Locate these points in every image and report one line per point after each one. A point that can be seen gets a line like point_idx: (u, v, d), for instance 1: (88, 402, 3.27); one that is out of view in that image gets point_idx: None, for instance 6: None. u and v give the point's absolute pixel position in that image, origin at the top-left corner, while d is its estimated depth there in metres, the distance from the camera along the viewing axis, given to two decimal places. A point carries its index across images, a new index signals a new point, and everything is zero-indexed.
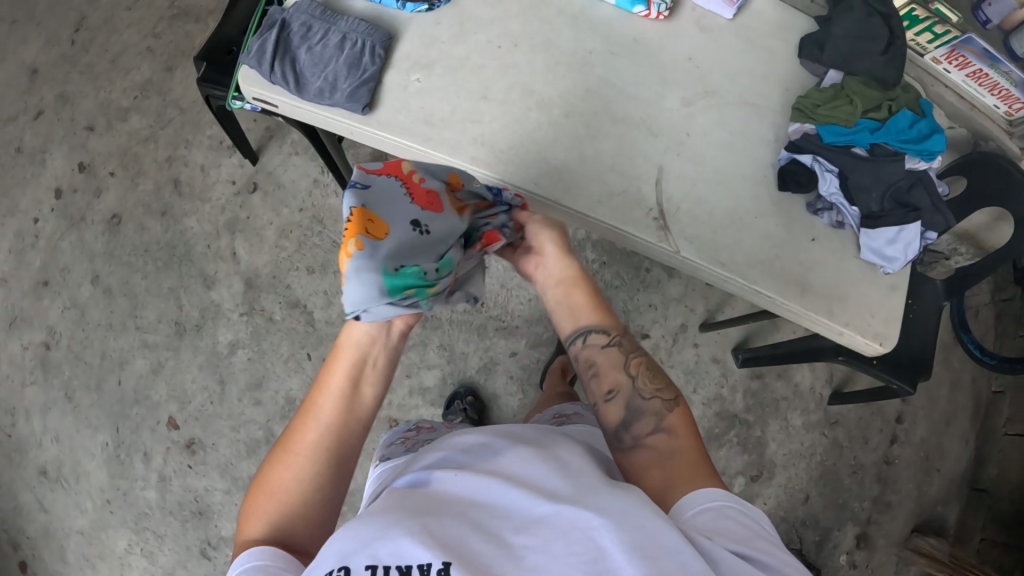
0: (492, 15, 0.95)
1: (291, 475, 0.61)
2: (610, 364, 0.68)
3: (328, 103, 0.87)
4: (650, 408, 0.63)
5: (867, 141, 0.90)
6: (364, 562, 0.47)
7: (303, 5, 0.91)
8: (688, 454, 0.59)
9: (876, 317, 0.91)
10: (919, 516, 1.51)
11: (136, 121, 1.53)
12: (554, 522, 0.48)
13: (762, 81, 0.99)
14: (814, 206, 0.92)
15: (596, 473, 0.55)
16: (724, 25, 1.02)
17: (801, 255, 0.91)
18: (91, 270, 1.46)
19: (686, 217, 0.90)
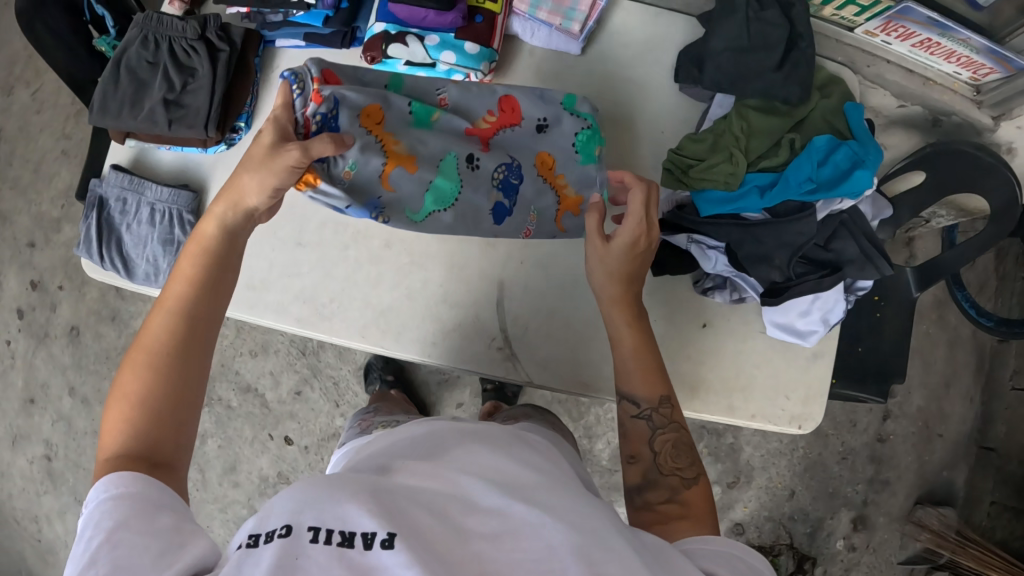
0: None
1: (135, 378, 0.53)
2: (636, 436, 0.68)
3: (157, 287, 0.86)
4: (654, 485, 0.65)
5: (757, 206, 0.75)
6: (306, 524, 0.42)
7: (112, 177, 0.88)
8: (701, 523, 0.60)
9: (790, 399, 0.82)
10: (922, 487, 1.44)
11: (70, 230, 1.58)
12: (507, 513, 0.46)
13: (626, 129, 0.85)
14: (703, 285, 0.83)
15: (549, 471, 0.53)
16: (574, 63, 0.85)
17: (690, 346, 0.82)
18: (67, 382, 1.54)
19: (535, 337, 0.78)
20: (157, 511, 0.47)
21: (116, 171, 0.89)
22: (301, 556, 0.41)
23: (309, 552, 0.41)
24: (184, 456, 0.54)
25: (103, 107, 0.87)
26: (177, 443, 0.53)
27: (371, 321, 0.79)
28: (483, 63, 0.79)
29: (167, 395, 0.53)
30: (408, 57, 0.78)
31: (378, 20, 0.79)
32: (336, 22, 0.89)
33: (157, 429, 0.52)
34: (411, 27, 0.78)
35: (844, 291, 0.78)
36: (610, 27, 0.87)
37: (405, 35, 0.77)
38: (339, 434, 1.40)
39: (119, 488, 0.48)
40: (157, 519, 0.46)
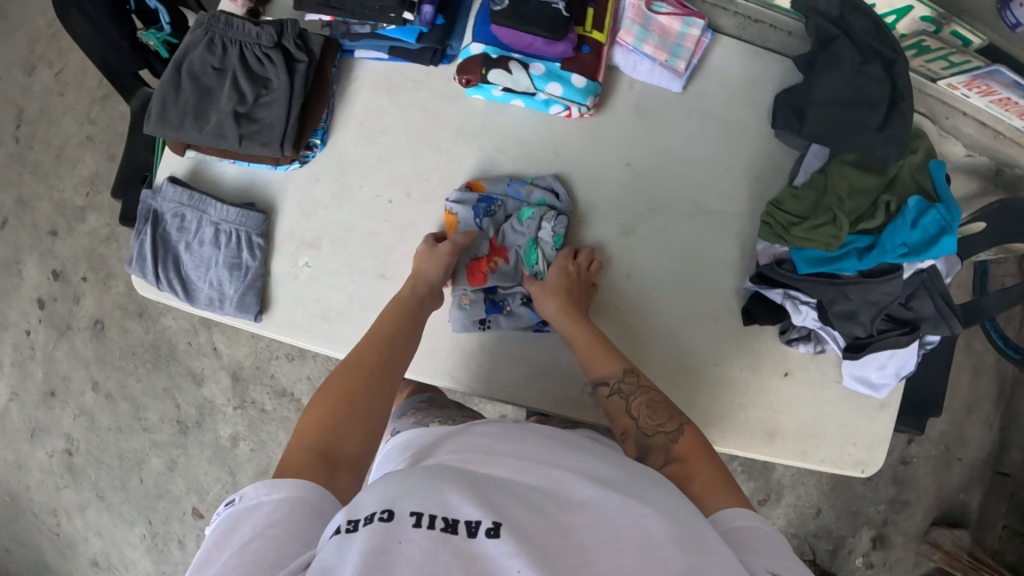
0: (377, 156, 0.84)
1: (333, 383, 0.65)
2: (616, 412, 0.69)
3: (219, 313, 0.83)
4: (652, 451, 0.65)
5: (855, 267, 0.78)
6: (409, 510, 0.45)
7: (168, 191, 0.85)
8: (709, 476, 0.60)
9: (858, 445, 0.87)
10: (938, 507, 1.49)
11: (94, 220, 1.53)
12: (598, 507, 0.49)
13: (723, 175, 0.84)
14: (789, 336, 0.86)
15: (632, 467, 0.57)
16: (672, 101, 0.83)
17: (767, 393, 0.86)
18: (89, 377, 1.50)
19: None
20: (315, 517, 0.51)
21: (173, 184, 0.86)
22: (404, 538, 0.43)
23: (411, 533, 0.44)
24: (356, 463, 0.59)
25: (163, 117, 0.83)
26: (353, 455, 0.59)
27: (459, 362, 0.79)
28: (589, 97, 0.75)
29: (349, 412, 0.62)
30: (507, 84, 0.74)
31: (477, 42, 0.76)
32: (429, 37, 0.81)
33: (341, 436, 0.60)
34: (514, 52, 0.75)
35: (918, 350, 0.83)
36: (711, 64, 0.86)
37: (508, 60, 0.74)
38: None
39: (271, 493, 0.52)
40: (303, 528, 0.49)
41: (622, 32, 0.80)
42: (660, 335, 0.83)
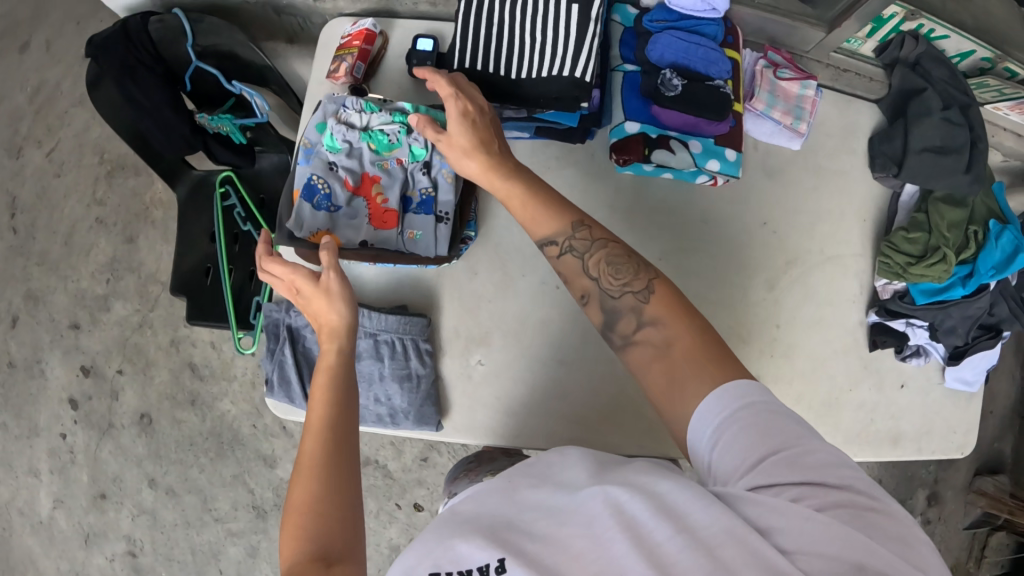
0: (529, 242, 0.83)
1: (305, 484, 0.64)
2: (573, 273, 0.69)
3: (395, 428, 0.82)
4: (619, 313, 0.65)
5: (960, 293, 0.92)
6: (426, 574, 0.52)
7: (306, 308, 0.88)
8: (685, 340, 0.60)
9: (957, 432, 0.97)
10: (980, 458, 1.61)
11: (121, 308, 1.43)
12: (587, 505, 0.52)
13: (840, 221, 0.90)
14: (904, 354, 0.94)
15: (603, 459, 0.60)
16: (792, 157, 0.88)
17: (890, 406, 0.94)
18: (144, 474, 1.42)
19: None
20: None
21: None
22: None
23: None
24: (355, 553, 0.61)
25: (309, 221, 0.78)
26: (348, 543, 0.62)
27: (652, 435, 0.80)
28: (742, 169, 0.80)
29: (328, 496, 0.63)
30: (667, 163, 0.78)
31: (631, 120, 0.78)
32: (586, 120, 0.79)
33: (327, 530, 0.61)
34: (672, 129, 0.78)
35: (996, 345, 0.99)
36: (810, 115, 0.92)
37: (668, 139, 0.78)
38: None
39: None
40: None
41: (754, 99, 0.85)
42: (807, 373, 0.88)
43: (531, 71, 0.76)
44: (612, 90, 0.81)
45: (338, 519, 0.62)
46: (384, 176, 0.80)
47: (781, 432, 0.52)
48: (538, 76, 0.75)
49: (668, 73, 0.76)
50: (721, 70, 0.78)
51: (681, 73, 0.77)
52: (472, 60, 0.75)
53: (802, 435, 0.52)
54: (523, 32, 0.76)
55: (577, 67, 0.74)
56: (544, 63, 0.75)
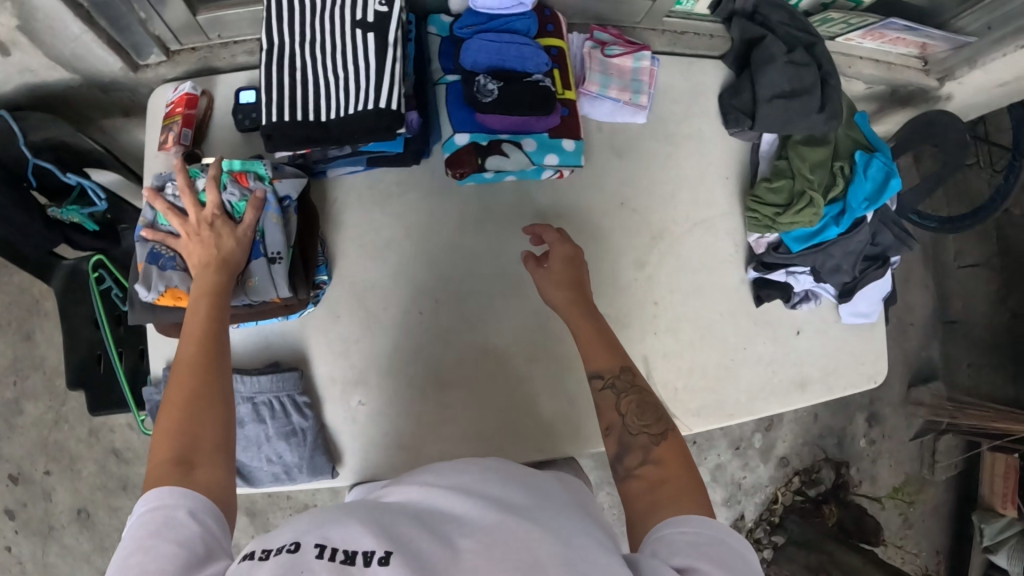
0: (390, 273, 0.82)
1: (179, 385, 0.62)
2: (604, 405, 0.71)
3: (293, 483, 0.81)
4: (630, 449, 0.67)
5: (835, 233, 0.90)
6: (313, 542, 0.48)
7: None
8: (677, 482, 0.63)
9: (865, 364, 0.97)
10: (911, 370, 1.69)
11: (34, 408, 1.39)
12: (496, 526, 0.50)
13: (701, 185, 0.90)
14: (792, 301, 0.93)
15: (532, 486, 0.58)
16: (639, 131, 0.87)
17: (792, 354, 0.94)
18: (96, 567, 1.40)
19: (686, 394, 0.87)
20: (176, 530, 0.53)
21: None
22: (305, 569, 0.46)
23: (313, 565, 0.46)
24: (221, 465, 0.60)
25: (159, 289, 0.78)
26: (213, 446, 0.60)
27: (544, 438, 0.81)
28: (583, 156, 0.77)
29: (200, 411, 0.61)
30: (503, 165, 0.75)
31: (460, 132, 0.75)
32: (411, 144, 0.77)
33: (195, 436, 0.60)
34: (502, 133, 0.75)
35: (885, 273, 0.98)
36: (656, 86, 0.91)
37: (500, 144, 0.75)
38: None
39: (161, 502, 0.55)
40: (171, 519, 0.54)
41: (586, 82, 0.82)
42: (697, 340, 0.88)
43: (337, 111, 0.71)
44: (439, 103, 0.78)
45: (219, 424, 0.62)
46: None
47: (727, 556, 0.54)
48: (344, 115, 0.71)
49: (481, 79, 0.71)
50: (538, 64, 0.74)
51: (498, 74, 0.72)
52: (276, 112, 0.71)
53: (741, 567, 0.54)
54: (324, 71, 0.72)
55: (379, 97, 0.69)
56: (348, 101, 0.71)
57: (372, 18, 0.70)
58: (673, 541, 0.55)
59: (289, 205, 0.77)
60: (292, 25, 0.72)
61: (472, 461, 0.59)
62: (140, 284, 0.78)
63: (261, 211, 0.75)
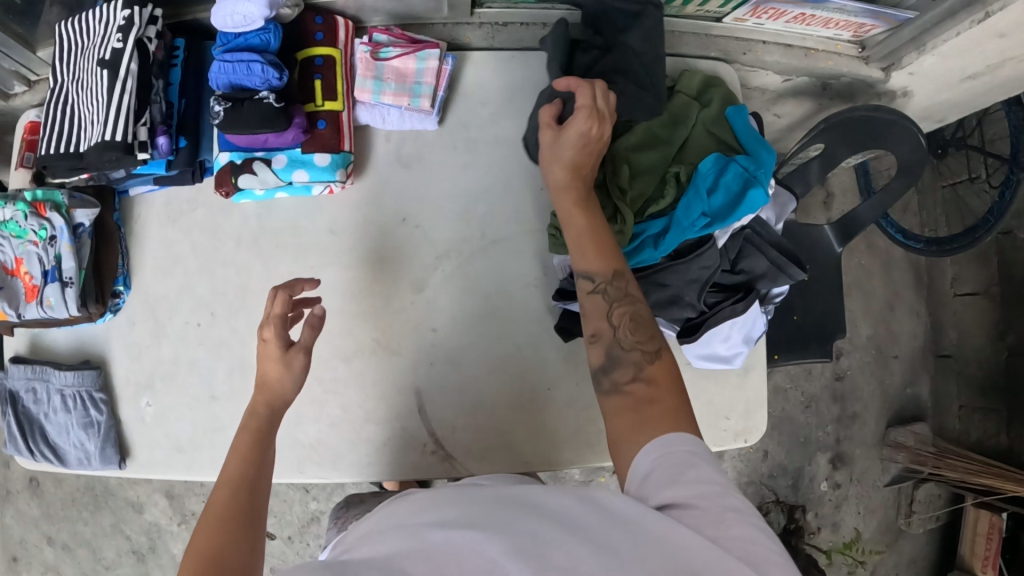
0: (177, 286, 0.84)
1: (207, 535, 0.60)
2: (593, 311, 0.67)
3: (91, 470, 0.84)
4: (620, 363, 0.65)
5: (656, 256, 0.78)
6: None
7: (17, 371, 0.87)
8: (667, 402, 0.61)
9: (732, 416, 0.87)
10: (890, 409, 1.52)
11: None
12: (449, 550, 0.45)
13: (507, 199, 0.83)
14: None
15: (487, 492, 0.52)
16: (434, 139, 0.84)
17: None
18: (42, 533, 1.51)
19: (464, 432, 0.79)
20: None
21: (17, 364, 0.88)
22: None
23: None
24: None
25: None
26: None
27: (307, 458, 0.79)
28: (338, 170, 0.77)
29: (231, 555, 0.59)
30: (261, 184, 0.77)
31: (221, 151, 0.77)
32: (179, 162, 0.81)
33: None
34: (256, 151, 0.76)
35: (759, 309, 0.84)
36: (466, 82, 0.85)
37: (251, 162, 0.76)
38: (318, 517, 1.39)
39: None
40: None
41: (358, 91, 0.79)
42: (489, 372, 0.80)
43: (87, 139, 0.76)
44: (210, 127, 0.83)
45: (245, 568, 0.58)
46: (27, 254, 0.80)
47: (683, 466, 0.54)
48: (91, 143, 0.75)
49: (213, 103, 0.74)
50: (266, 80, 0.72)
51: (232, 96, 0.73)
52: (48, 146, 0.78)
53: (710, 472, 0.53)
54: (81, 102, 0.77)
55: (113, 128, 0.74)
56: (94, 129, 0.75)
57: (108, 56, 0.74)
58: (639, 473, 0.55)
59: (82, 231, 0.80)
60: (62, 62, 0.79)
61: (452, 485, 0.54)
62: None
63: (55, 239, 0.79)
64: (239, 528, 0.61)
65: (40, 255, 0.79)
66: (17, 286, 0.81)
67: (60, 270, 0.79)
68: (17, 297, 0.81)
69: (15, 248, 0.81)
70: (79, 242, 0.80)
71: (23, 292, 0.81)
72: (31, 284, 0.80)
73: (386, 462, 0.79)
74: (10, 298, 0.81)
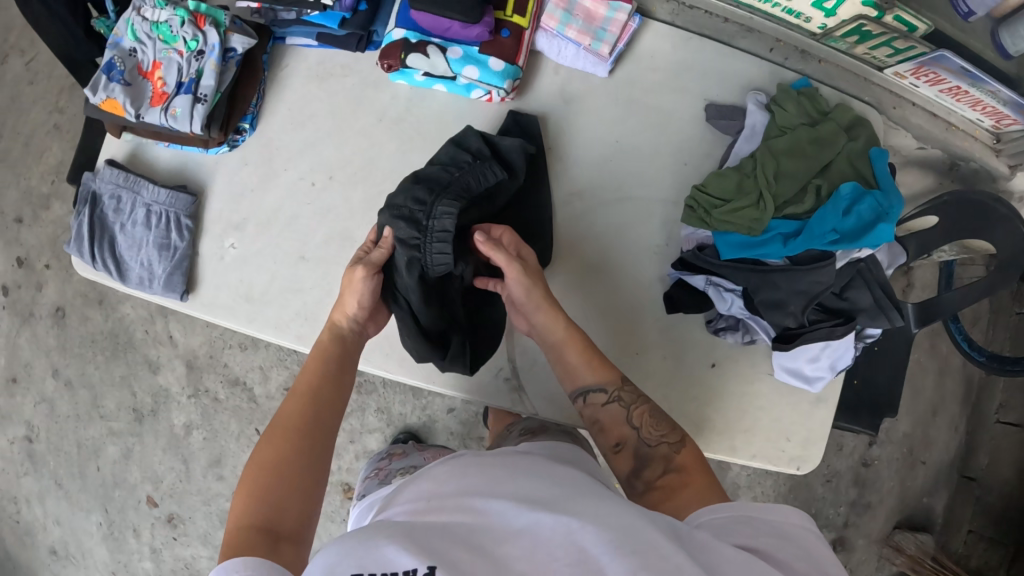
0: (302, 141, 0.82)
1: (270, 446, 0.63)
2: (614, 420, 0.72)
3: (149, 292, 0.81)
4: (650, 460, 0.68)
5: (779, 254, 0.77)
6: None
7: (106, 173, 0.84)
8: (698, 481, 0.64)
9: (791, 441, 0.84)
10: (902, 512, 1.50)
11: (59, 208, 1.53)
12: (533, 532, 0.50)
13: (649, 160, 0.87)
14: (715, 324, 0.84)
15: (565, 484, 0.58)
16: (598, 86, 0.88)
17: (698, 386, 0.84)
18: (50, 364, 1.51)
19: (541, 370, 0.82)
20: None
21: (111, 167, 0.84)
22: None
23: None
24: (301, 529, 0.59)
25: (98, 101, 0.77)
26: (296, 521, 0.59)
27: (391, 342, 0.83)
28: (507, 80, 0.78)
29: (294, 474, 0.61)
30: (428, 68, 0.77)
31: (398, 28, 0.78)
32: (353, 23, 0.81)
33: (282, 502, 0.59)
34: (434, 36, 0.78)
35: (854, 340, 0.79)
36: (640, 50, 0.90)
37: (426, 45, 0.77)
38: None
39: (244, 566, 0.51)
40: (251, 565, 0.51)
41: (546, 17, 0.85)
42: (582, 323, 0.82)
43: None
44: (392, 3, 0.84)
45: (299, 489, 0.61)
46: (169, 60, 0.78)
47: (758, 525, 0.54)
48: None
49: None
50: None
51: None
52: None
53: (778, 529, 0.54)
54: None
55: None
56: None
57: None
58: (707, 526, 0.56)
59: (232, 57, 0.79)
60: None
61: (518, 469, 0.61)
62: (90, 86, 0.77)
63: (206, 53, 0.78)
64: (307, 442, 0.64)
65: (184, 65, 0.78)
66: (147, 89, 0.79)
67: (197, 86, 0.78)
68: (142, 97, 0.78)
69: (158, 51, 0.79)
70: (225, 66, 0.79)
71: (149, 96, 0.79)
72: (161, 90, 0.78)
73: (456, 375, 0.81)
74: (135, 96, 0.78)
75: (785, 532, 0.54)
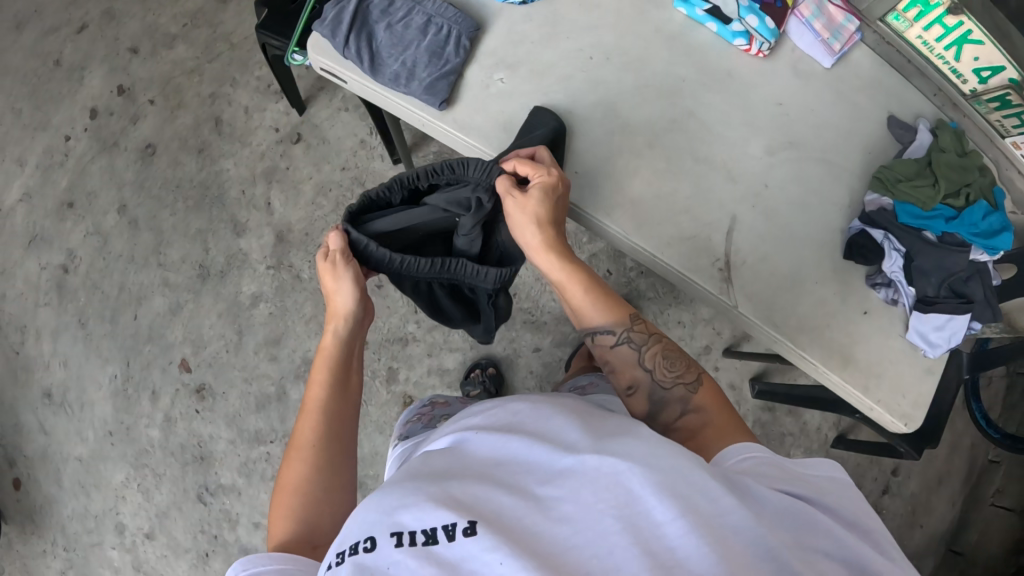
0: (588, 21, 0.93)
1: (297, 468, 0.67)
2: (624, 363, 0.71)
3: (404, 89, 0.88)
4: (666, 404, 0.67)
5: (940, 228, 0.88)
6: (387, 532, 0.47)
7: None
8: (717, 420, 0.63)
9: (906, 398, 0.91)
10: None
11: (182, 50, 1.48)
12: (577, 473, 0.48)
13: (846, 141, 0.96)
14: (873, 279, 0.93)
15: (601, 421, 0.56)
16: (821, 73, 0.97)
17: (849, 326, 0.92)
18: (119, 198, 1.43)
19: (749, 270, 0.91)
20: None
21: None
22: (391, 563, 0.46)
23: (397, 556, 0.46)
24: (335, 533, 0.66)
25: None
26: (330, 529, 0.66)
27: (620, 206, 0.90)
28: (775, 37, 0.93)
29: (321, 483, 0.67)
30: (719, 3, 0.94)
31: None
32: None
33: (315, 516, 0.65)
34: None
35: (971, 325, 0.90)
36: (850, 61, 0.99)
37: None
38: (405, 340, 1.35)
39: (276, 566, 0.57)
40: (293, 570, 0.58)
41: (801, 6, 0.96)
42: (784, 241, 0.92)
43: None
44: None
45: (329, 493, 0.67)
46: None
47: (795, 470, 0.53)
48: None
49: None
50: None
51: None
52: None
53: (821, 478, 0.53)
54: None
55: None
56: None
57: None
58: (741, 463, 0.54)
59: None
60: None
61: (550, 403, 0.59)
62: None
63: None
64: (330, 447, 0.69)
65: None
66: None
67: None
68: None
69: None
70: None
71: None
72: None
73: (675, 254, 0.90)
74: None
75: (829, 479, 0.53)
